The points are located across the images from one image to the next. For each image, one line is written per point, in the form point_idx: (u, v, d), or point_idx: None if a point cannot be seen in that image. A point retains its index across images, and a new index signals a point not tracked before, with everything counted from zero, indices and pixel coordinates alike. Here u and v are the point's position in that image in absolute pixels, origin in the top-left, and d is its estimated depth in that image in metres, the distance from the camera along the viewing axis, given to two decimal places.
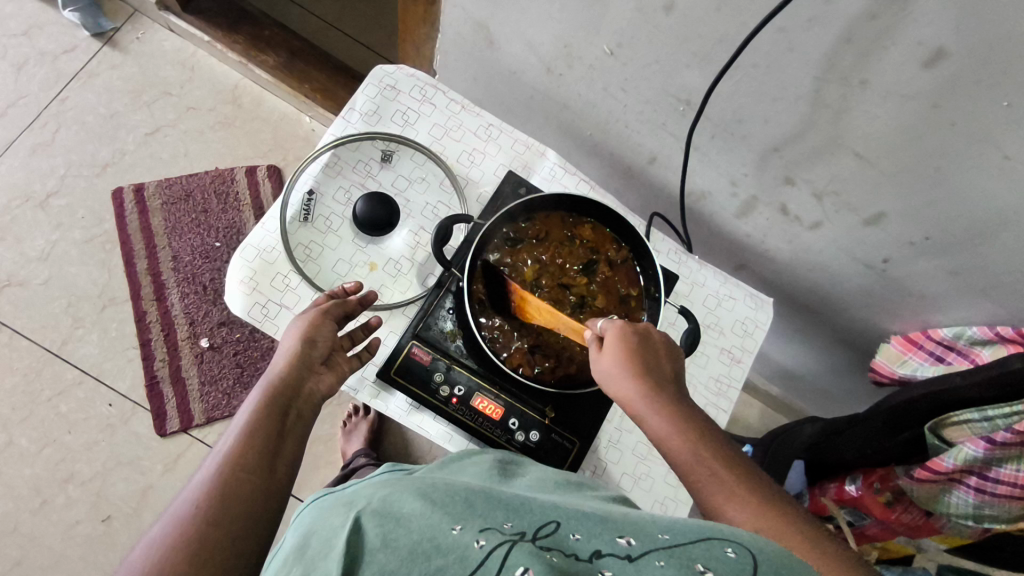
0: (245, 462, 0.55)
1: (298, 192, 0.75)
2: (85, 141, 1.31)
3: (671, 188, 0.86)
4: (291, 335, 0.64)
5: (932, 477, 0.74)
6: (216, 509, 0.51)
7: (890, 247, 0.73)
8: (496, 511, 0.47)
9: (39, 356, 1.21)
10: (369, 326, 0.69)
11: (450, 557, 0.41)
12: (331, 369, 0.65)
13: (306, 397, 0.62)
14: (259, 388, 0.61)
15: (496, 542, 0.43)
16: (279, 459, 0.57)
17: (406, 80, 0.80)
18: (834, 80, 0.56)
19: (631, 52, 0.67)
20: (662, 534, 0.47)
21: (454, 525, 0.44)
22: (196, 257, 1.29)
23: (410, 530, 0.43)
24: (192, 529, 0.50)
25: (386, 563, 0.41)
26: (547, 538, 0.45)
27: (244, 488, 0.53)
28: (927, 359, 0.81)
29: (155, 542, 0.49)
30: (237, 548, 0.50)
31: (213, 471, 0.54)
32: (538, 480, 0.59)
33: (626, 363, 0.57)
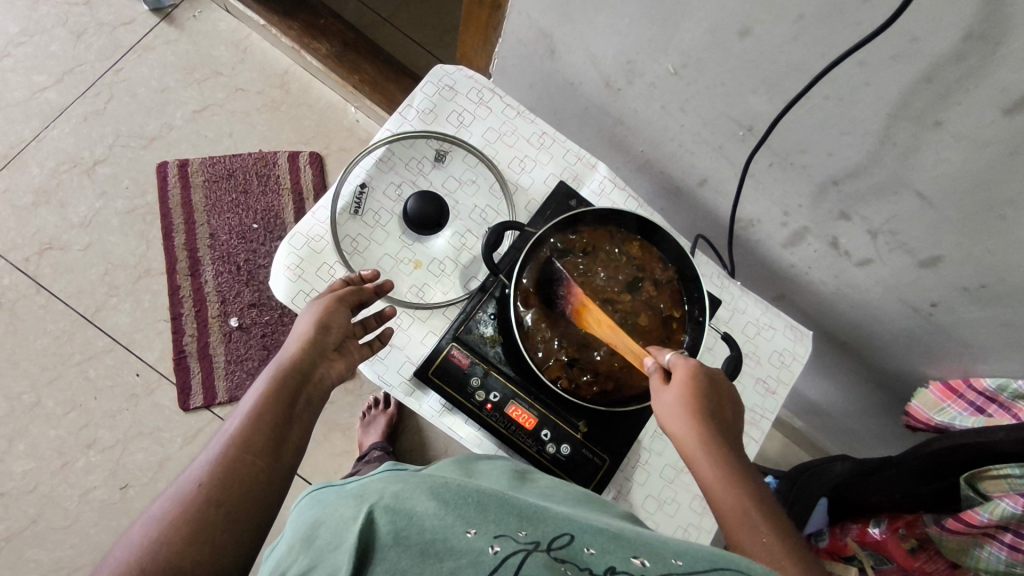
0: (249, 443, 0.57)
1: (349, 184, 0.75)
2: (135, 113, 1.33)
3: (719, 211, 0.86)
4: (307, 319, 0.66)
5: (964, 529, 0.74)
6: (220, 489, 0.53)
7: (941, 291, 0.71)
8: (510, 516, 0.48)
9: (72, 321, 1.23)
10: (383, 315, 0.70)
11: (461, 560, 0.43)
12: (342, 355, 0.67)
13: (316, 382, 0.64)
14: (269, 370, 0.63)
15: (510, 551, 0.44)
16: (285, 441, 0.59)
17: (466, 82, 0.79)
18: (907, 120, 0.56)
19: (697, 73, 0.67)
20: (675, 559, 0.46)
21: (467, 528, 0.46)
22: (232, 237, 1.30)
23: (424, 530, 0.45)
24: (193, 507, 0.52)
25: (397, 561, 0.43)
26: (562, 552, 0.45)
27: (246, 471, 0.55)
28: (966, 408, 0.79)
29: (160, 516, 0.52)
30: (236, 529, 0.53)
31: (218, 450, 0.56)
32: (554, 492, 0.59)
33: (690, 398, 0.58)
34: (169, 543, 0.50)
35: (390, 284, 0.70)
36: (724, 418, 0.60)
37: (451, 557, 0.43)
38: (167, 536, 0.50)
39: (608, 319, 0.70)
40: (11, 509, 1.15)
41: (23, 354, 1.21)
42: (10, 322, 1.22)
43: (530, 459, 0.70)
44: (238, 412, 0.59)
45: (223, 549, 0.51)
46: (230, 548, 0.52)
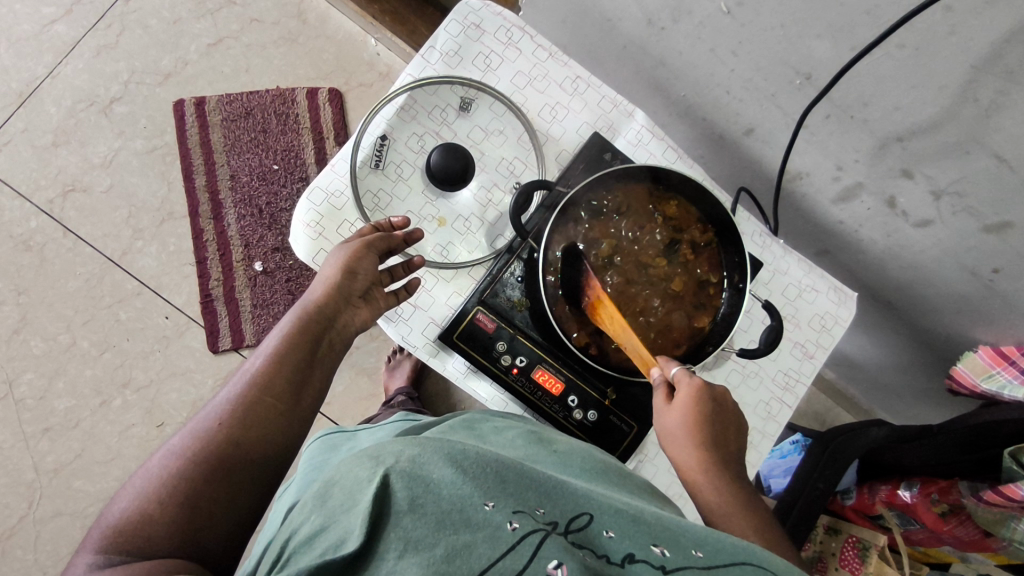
0: (272, 386, 0.59)
1: (370, 135, 0.71)
2: (147, 47, 1.28)
3: (766, 162, 0.79)
4: (333, 263, 0.64)
5: (1003, 502, 0.71)
6: (238, 429, 0.57)
7: (1005, 258, 0.66)
8: (529, 491, 0.45)
9: (100, 263, 1.23)
10: (410, 265, 0.67)
11: (477, 535, 0.40)
12: (367, 303, 0.66)
13: (339, 328, 0.65)
14: (291, 315, 0.64)
15: (529, 529, 0.41)
16: (305, 389, 0.61)
17: (492, 19, 0.73)
18: (995, 73, 0.49)
19: (753, 13, 0.60)
20: (696, 550, 0.43)
21: (486, 501, 0.42)
22: (253, 178, 1.27)
23: (441, 498, 0.42)
24: (213, 441, 0.55)
25: (411, 529, 0.40)
26: (579, 537, 0.43)
27: (266, 414, 0.58)
28: (1016, 377, 0.74)
29: (179, 449, 0.55)
30: (255, 468, 0.56)
31: (241, 389, 0.59)
32: (568, 457, 0.56)
33: (693, 421, 0.57)
34: (188, 474, 0.53)
35: (420, 234, 0.67)
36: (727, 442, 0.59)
37: (469, 531, 0.40)
38: (187, 469, 0.53)
39: (640, 283, 0.67)
40: (56, 443, 1.20)
41: (55, 296, 1.23)
42: (39, 263, 1.23)
43: (557, 424, 0.68)
44: (259, 356, 0.61)
45: (239, 485, 0.55)
46: (241, 485, 0.55)
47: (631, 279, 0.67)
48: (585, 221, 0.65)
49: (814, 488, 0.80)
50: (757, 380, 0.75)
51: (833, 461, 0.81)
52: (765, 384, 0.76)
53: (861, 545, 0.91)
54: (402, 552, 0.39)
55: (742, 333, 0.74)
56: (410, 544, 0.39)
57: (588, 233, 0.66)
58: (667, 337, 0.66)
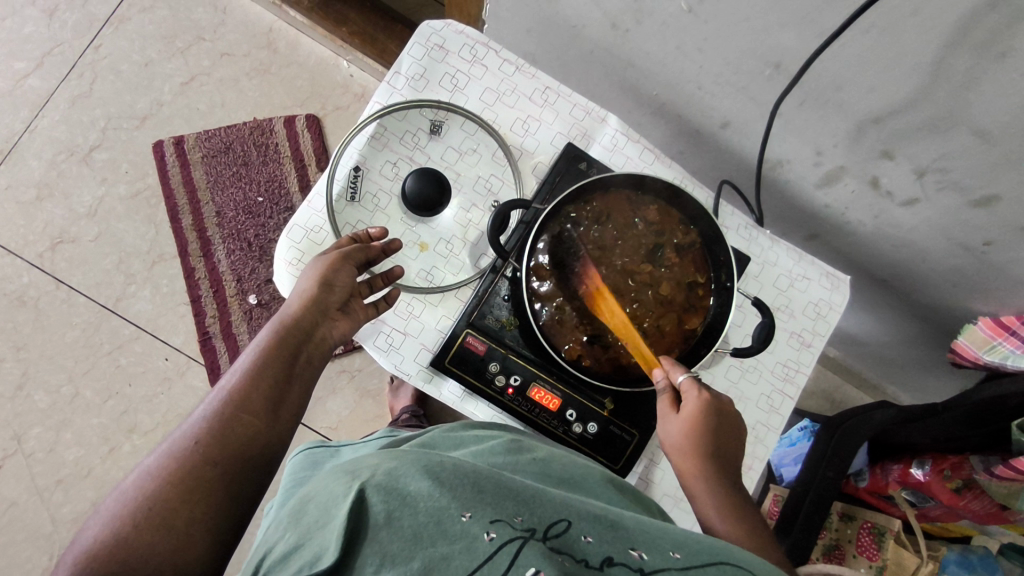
0: (248, 401, 0.58)
1: (343, 166, 0.70)
2: (121, 91, 1.28)
3: (744, 153, 0.79)
4: (310, 275, 0.63)
5: (1014, 475, 0.70)
6: (214, 447, 0.55)
7: (995, 230, 0.65)
8: (508, 499, 0.43)
9: (96, 311, 1.24)
10: (390, 275, 0.67)
11: (453, 548, 0.39)
12: (346, 315, 0.65)
13: (318, 341, 0.64)
14: (267, 332, 0.63)
15: (507, 538, 0.40)
16: (283, 404, 0.60)
17: (456, 38, 0.73)
18: (964, 51, 0.48)
19: (715, 9, 0.59)
20: (674, 552, 0.44)
21: (463, 512, 0.41)
22: (239, 213, 1.27)
23: (416, 512, 0.41)
24: (190, 460, 0.54)
25: (387, 543, 0.39)
26: (557, 541, 0.41)
27: (241, 429, 0.57)
28: (1018, 347, 0.73)
29: (153, 470, 0.53)
30: (231, 484, 0.55)
31: (216, 406, 0.58)
32: (549, 466, 0.56)
33: (692, 430, 0.60)
34: (164, 494, 0.51)
35: (399, 245, 0.67)
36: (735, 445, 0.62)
37: (445, 543, 0.39)
38: (162, 490, 0.52)
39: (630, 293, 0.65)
40: (70, 494, 1.20)
41: (54, 349, 1.23)
42: (35, 317, 1.23)
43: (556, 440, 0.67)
44: (233, 374, 0.60)
45: (213, 506, 0.53)
46: (218, 504, 0.53)
47: (618, 289, 0.65)
48: (564, 233, 0.64)
49: (823, 475, 0.78)
50: (757, 374, 0.75)
51: (842, 447, 0.80)
52: (765, 377, 0.75)
53: (877, 531, 0.92)
54: (379, 565, 0.38)
55: (735, 329, 0.73)
56: (387, 557, 0.39)
57: (566, 245, 0.64)
58: (660, 343, 0.65)
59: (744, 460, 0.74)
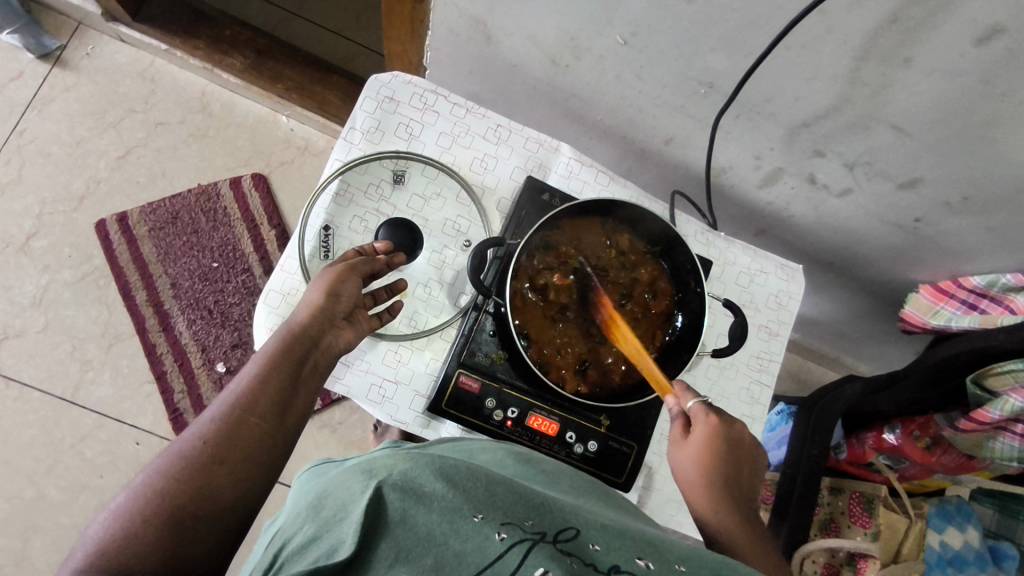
0: (255, 405, 0.56)
1: (312, 226, 0.71)
2: (53, 174, 1.24)
3: (689, 164, 0.83)
4: (315, 289, 0.62)
5: (977, 427, 0.76)
6: (222, 447, 0.53)
7: (923, 207, 0.71)
8: (520, 502, 0.44)
9: (54, 405, 1.18)
10: (394, 287, 0.68)
11: (466, 545, 0.40)
12: (350, 325, 0.64)
13: (324, 349, 0.61)
14: (277, 335, 0.61)
15: (517, 540, 0.40)
16: (290, 408, 0.58)
17: (404, 89, 0.75)
18: (876, 59, 0.53)
19: (648, 40, 0.63)
20: (680, 564, 0.44)
21: (476, 513, 0.41)
22: (195, 281, 1.25)
23: (431, 512, 0.41)
24: (201, 462, 0.52)
25: (402, 541, 0.40)
26: (568, 545, 0.42)
27: (248, 433, 0.55)
28: (960, 307, 0.81)
29: (163, 469, 0.52)
30: (239, 484, 0.53)
31: (224, 407, 0.56)
32: (559, 475, 0.57)
33: (702, 457, 0.58)
34: (177, 493, 0.50)
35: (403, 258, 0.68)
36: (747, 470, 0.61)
37: (458, 540, 0.40)
38: (175, 487, 0.51)
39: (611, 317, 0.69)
40: None
41: (12, 451, 1.16)
42: None
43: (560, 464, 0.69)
44: (241, 377, 0.58)
45: (221, 505, 0.52)
46: (224, 506, 0.52)
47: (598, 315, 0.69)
48: (545, 258, 0.67)
49: (810, 453, 0.83)
50: (734, 369, 0.79)
51: (821, 424, 0.85)
52: (741, 371, 0.79)
53: (866, 498, 0.96)
54: (393, 562, 0.39)
55: (709, 330, 0.77)
56: (400, 554, 0.39)
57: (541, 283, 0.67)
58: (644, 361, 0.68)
59: None
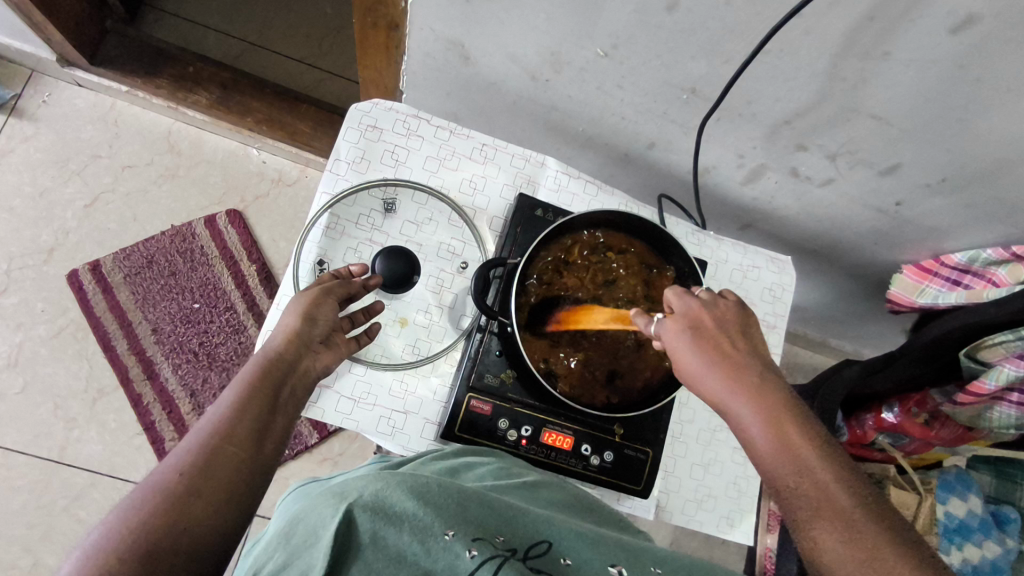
0: (232, 432, 0.51)
1: (306, 262, 0.70)
2: (19, 228, 1.20)
3: (673, 167, 0.84)
4: (290, 316, 0.60)
5: (974, 399, 0.78)
6: (199, 478, 0.48)
7: (904, 191, 0.73)
8: (487, 521, 0.47)
9: (40, 468, 1.13)
10: (371, 308, 0.67)
11: (439, 566, 0.42)
12: (328, 348, 0.61)
13: (301, 375, 0.58)
14: (252, 362, 0.57)
15: (487, 556, 0.43)
16: (268, 434, 0.54)
17: (386, 116, 0.75)
18: (855, 55, 0.55)
19: (629, 51, 0.64)
20: (654, 566, 0.50)
21: (446, 530, 0.44)
22: (177, 325, 1.21)
23: (401, 531, 0.42)
24: (177, 493, 0.46)
25: (374, 562, 0.40)
26: (537, 563, 0.46)
27: (226, 461, 0.50)
28: (945, 285, 0.84)
29: (132, 506, 0.45)
30: (218, 517, 0.47)
31: (199, 437, 0.50)
32: (536, 484, 0.59)
33: (708, 354, 0.54)
34: (152, 531, 0.44)
35: (379, 280, 0.67)
36: (751, 346, 0.56)
37: (429, 562, 0.41)
38: (147, 523, 0.44)
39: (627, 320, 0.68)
40: None
41: None
42: None
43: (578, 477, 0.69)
44: (216, 406, 0.53)
45: (201, 542, 0.46)
46: (203, 541, 0.46)
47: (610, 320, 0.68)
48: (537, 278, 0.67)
49: None
50: None
51: (824, 411, 0.86)
52: None
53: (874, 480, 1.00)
54: None
55: None
56: None
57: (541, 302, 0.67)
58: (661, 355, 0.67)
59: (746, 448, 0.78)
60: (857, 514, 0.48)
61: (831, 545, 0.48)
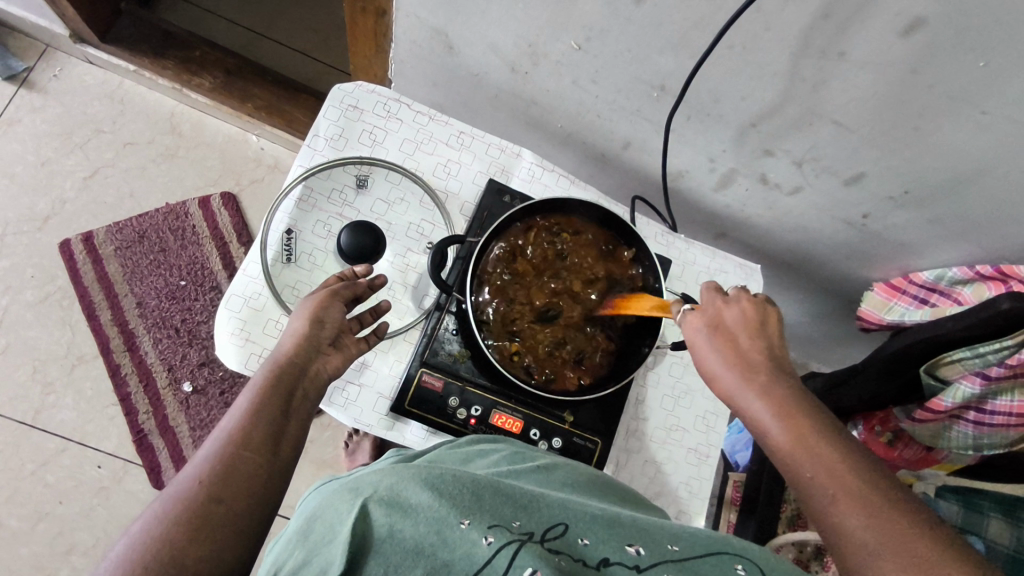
0: (248, 438, 0.51)
1: (274, 231, 0.71)
2: (18, 194, 1.23)
3: (648, 169, 0.86)
4: (299, 317, 0.61)
5: (932, 417, 0.78)
6: (218, 485, 0.47)
7: (870, 203, 0.74)
8: (504, 508, 0.46)
9: (13, 430, 1.14)
10: (378, 309, 0.66)
11: (455, 554, 0.40)
12: (337, 350, 0.62)
13: (313, 377, 0.58)
14: (263, 368, 0.57)
15: (504, 541, 0.41)
16: (282, 439, 0.53)
17: (368, 97, 0.77)
18: (812, 55, 0.56)
19: (600, 45, 0.66)
20: (670, 545, 0.47)
21: (462, 520, 0.43)
22: (162, 300, 1.23)
23: (417, 522, 0.42)
24: (199, 504, 0.46)
25: (390, 555, 0.39)
26: (555, 544, 0.44)
27: (245, 469, 0.49)
28: (912, 303, 0.84)
29: (155, 519, 0.45)
30: (242, 525, 0.47)
31: (218, 445, 0.50)
32: (552, 471, 0.58)
33: (725, 341, 0.54)
34: (175, 543, 0.43)
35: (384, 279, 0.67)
36: (773, 341, 0.54)
37: (447, 551, 0.40)
38: (170, 534, 0.44)
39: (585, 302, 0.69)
40: None
41: None
42: None
43: None
44: (233, 411, 0.53)
45: (226, 556, 0.45)
46: (226, 551, 0.45)
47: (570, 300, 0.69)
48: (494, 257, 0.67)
49: None
50: (698, 366, 0.80)
51: None
52: None
53: None
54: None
55: (669, 326, 0.79)
56: (391, 567, 0.39)
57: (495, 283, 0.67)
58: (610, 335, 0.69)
59: (701, 450, 0.77)
60: (896, 513, 0.44)
61: (873, 554, 0.43)
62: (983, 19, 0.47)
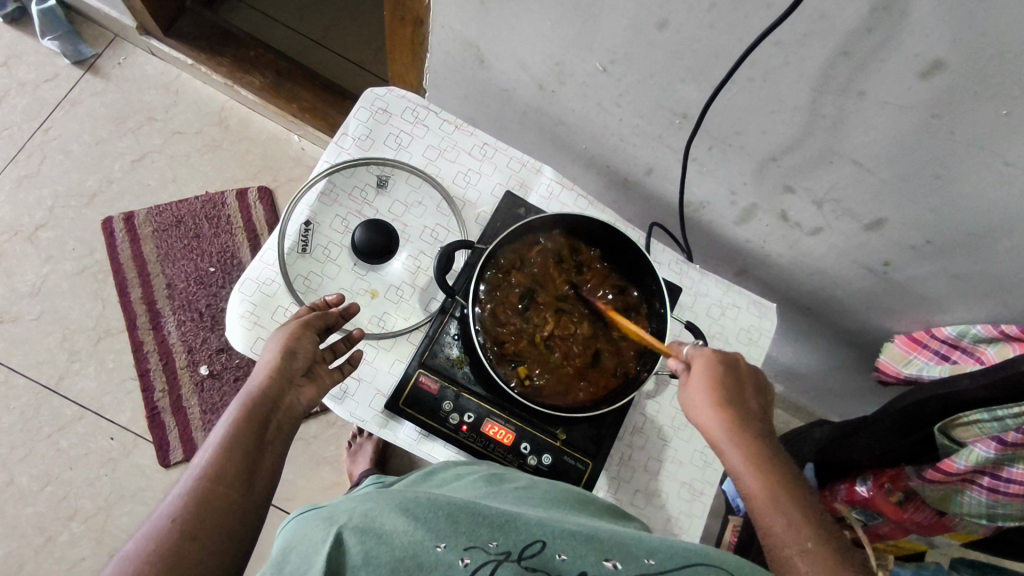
0: (221, 473, 0.52)
1: (294, 222, 0.73)
2: (70, 170, 1.30)
3: (669, 197, 0.86)
4: (272, 348, 0.60)
5: (944, 478, 0.74)
6: (190, 522, 0.48)
7: (891, 251, 0.73)
8: (481, 526, 0.44)
9: (35, 392, 1.19)
10: (351, 338, 0.66)
11: None
12: (312, 380, 0.62)
13: (287, 407, 0.59)
14: (237, 401, 0.57)
15: (480, 563, 0.41)
16: (258, 470, 0.54)
17: (398, 102, 0.79)
18: (831, 92, 0.56)
19: (625, 68, 0.67)
20: (647, 557, 0.45)
21: (438, 542, 0.42)
22: (190, 284, 1.27)
23: (393, 547, 0.41)
24: (170, 543, 0.47)
25: None
26: (534, 562, 0.42)
27: (216, 504, 0.50)
28: (932, 358, 0.81)
29: (135, 554, 0.46)
30: (211, 560, 0.47)
31: (191, 483, 0.51)
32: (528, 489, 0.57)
33: (713, 384, 0.59)
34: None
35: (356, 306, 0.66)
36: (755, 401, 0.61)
37: None
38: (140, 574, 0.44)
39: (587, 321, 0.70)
40: None
41: None
42: None
43: None
44: (207, 447, 0.54)
45: None
46: None
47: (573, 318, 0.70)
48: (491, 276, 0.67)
49: None
50: None
51: None
52: None
53: None
54: None
55: None
56: None
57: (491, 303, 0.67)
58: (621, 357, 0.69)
59: (695, 486, 0.75)
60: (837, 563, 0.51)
61: None
62: (1003, 66, 0.46)
